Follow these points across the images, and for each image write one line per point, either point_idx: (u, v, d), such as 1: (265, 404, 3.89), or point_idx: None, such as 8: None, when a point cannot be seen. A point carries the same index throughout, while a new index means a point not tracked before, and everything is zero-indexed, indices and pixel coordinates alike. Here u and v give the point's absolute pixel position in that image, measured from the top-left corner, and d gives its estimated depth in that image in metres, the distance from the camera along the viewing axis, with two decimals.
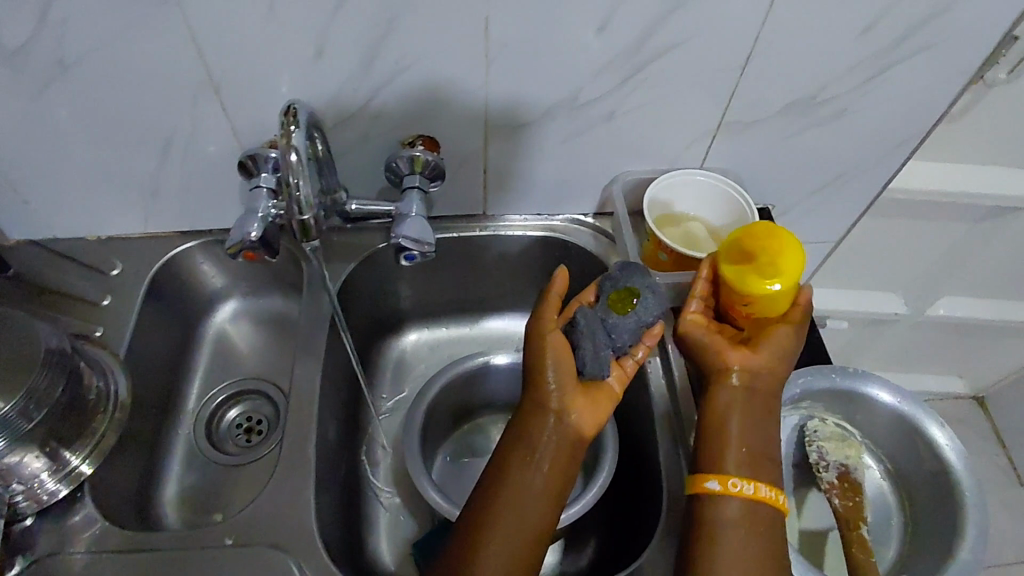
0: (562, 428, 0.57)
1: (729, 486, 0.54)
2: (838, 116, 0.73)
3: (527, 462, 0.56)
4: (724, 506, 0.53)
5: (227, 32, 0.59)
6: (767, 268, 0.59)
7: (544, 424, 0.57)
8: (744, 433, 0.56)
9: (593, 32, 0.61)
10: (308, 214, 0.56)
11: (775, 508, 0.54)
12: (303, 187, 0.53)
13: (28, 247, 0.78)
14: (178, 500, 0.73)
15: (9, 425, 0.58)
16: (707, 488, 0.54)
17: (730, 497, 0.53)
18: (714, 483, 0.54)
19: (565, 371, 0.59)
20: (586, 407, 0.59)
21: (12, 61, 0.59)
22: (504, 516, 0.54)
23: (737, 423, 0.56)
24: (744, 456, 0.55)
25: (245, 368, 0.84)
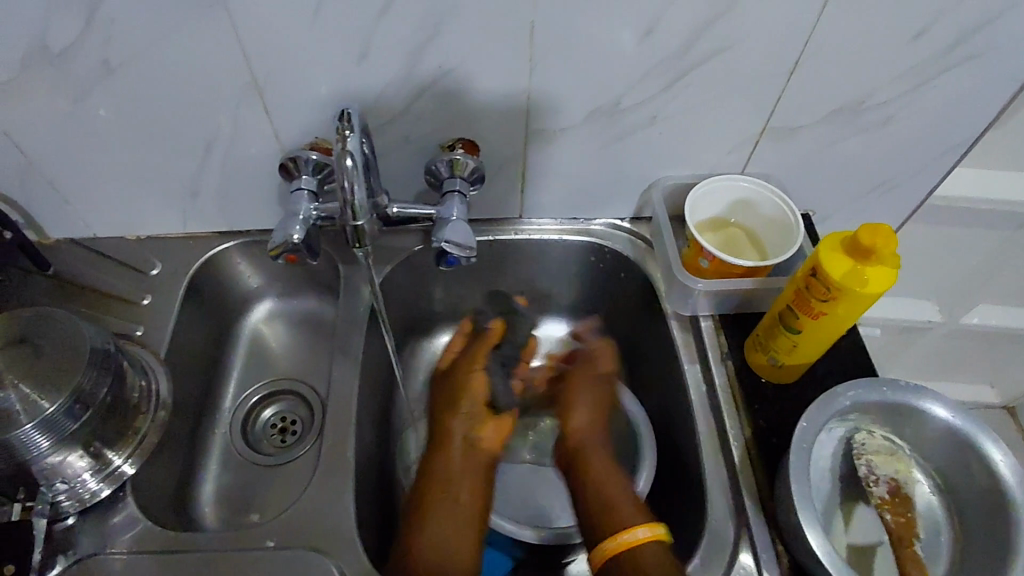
0: (471, 451, 0.61)
1: (627, 535, 0.55)
2: (884, 122, 0.71)
3: (446, 492, 0.58)
4: (647, 551, 0.54)
5: (271, 36, 0.59)
6: (849, 275, 0.53)
7: (452, 455, 0.61)
8: (589, 414, 0.66)
9: (637, 37, 0.60)
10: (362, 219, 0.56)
11: (655, 545, 0.55)
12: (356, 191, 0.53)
13: (68, 246, 0.79)
14: (216, 499, 0.74)
15: (55, 425, 0.58)
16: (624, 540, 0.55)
17: (643, 543, 0.55)
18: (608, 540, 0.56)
19: (475, 400, 0.65)
20: (494, 426, 0.64)
21: (59, 63, 0.60)
22: (432, 531, 0.55)
23: (613, 487, 0.61)
24: (609, 500, 0.60)
25: (279, 368, 0.84)
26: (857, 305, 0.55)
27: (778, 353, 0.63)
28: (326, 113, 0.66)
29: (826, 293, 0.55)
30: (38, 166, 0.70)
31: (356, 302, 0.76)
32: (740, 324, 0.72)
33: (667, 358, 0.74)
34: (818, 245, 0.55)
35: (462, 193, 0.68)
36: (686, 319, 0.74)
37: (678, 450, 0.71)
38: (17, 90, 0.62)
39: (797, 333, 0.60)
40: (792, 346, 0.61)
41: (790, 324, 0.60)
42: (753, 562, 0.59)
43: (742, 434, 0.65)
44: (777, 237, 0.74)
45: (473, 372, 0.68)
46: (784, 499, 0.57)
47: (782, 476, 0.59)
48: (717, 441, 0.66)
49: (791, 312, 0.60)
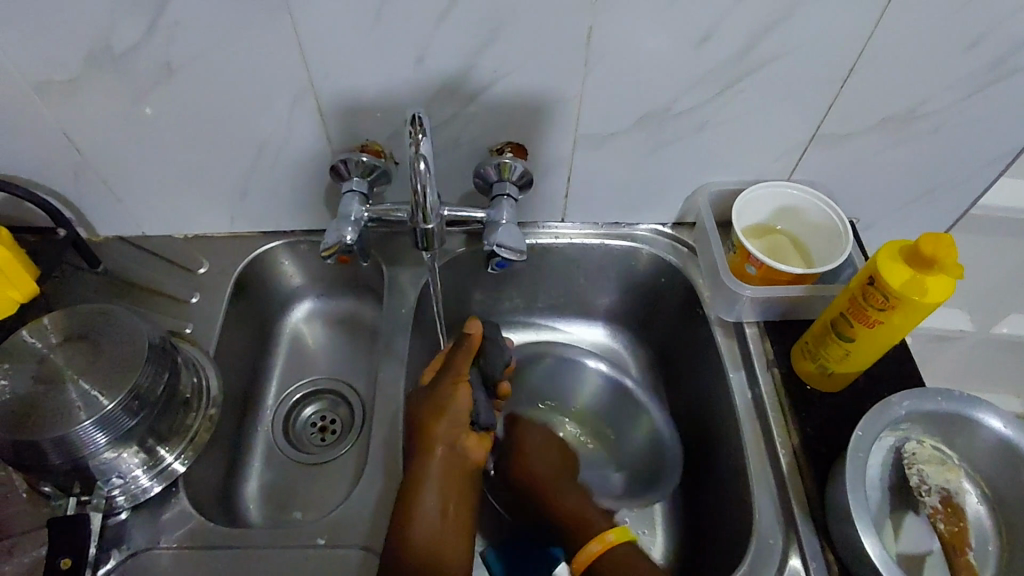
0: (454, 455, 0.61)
1: (605, 540, 0.61)
2: (934, 131, 0.71)
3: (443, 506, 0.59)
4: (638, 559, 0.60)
5: (331, 39, 0.60)
6: (903, 283, 0.53)
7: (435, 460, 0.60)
8: (543, 439, 0.74)
9: (693, 43, 0.61)
10: (431, 221, 0.57)
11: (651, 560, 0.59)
12: (428, 194, 0.54)
13: (117, 243, 0.80)
14: (259, 496, 0.74)
15: (113, 423, 0.59)
16: (606, 541, 0.61)
17: (614, 544, 0.61)
18: (593, 544, 0.61)
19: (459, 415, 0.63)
20: (475, 442, 0.64)
21: (123, 62, 0.61)
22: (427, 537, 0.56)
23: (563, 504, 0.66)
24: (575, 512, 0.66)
25: (319, 367, 0.85)
26: (915, 314, 0.55)
27: (828, 361, 0.63)
28: (378, 115, 0.67)
29: (883, 302, 0.55)
30: (94, 164, 0.71)
31: (400, 304, 0.77)
32: (785, 331, 0.72)
33: (710, 364, 0.74)
34: (877, 253, 0.56)
35: (512, 196, 0.68)
36: (730, 325, 0.74)
37: (721, 456, 0.70)
38: (81, 89, 0.63)
39: (850, 341, 0.60)
40: (844, 354, 0.61)
41: (843, 331, 0.60)
42: (802, 568, 0.59)
43: (790, 442, 0.65)
44: (823, 245, 0.74)
45: (457, 389, 0.64)
46: (836, 507, 0.57)
47: (832, 484, 0.59)
48: (763, 447, 0.66)
49: (844, 322, 0.60)
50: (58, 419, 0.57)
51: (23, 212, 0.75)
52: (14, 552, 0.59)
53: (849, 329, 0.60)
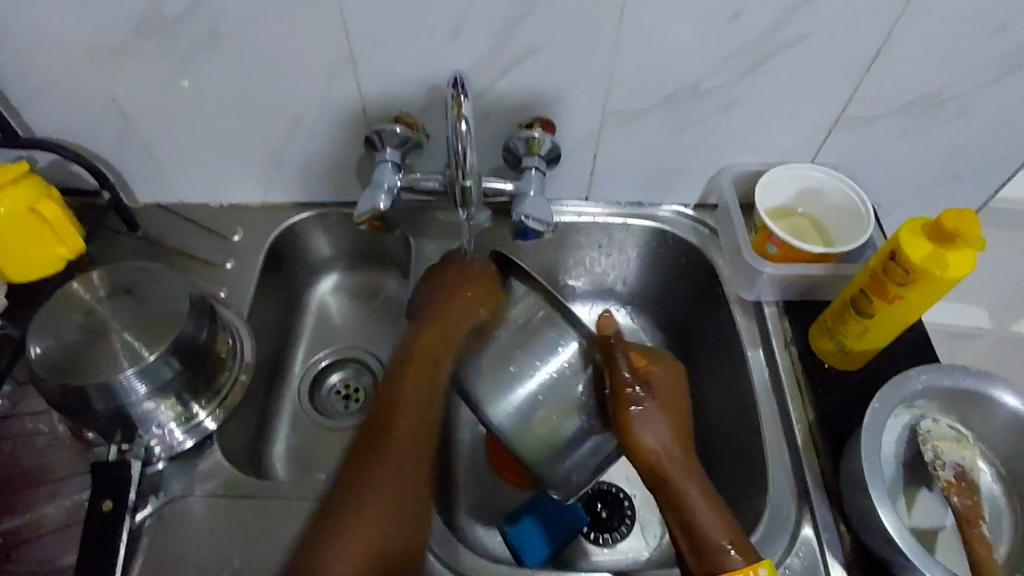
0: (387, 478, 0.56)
1: None
2: (959, 116, 0.71)
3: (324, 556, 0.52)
4: None
5: (372, 10, 0.62)
6: (928, 261, 0.55)
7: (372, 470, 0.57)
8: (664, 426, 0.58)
9: (723, 21, 0.62)
10: (468, 182, 0.59)
11: None
12: (469, 155, 0.56)
13: (155, 210, 0.82)
14: (286, 457, 0.77)
15: (153, 373, 0.61)
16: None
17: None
18: None
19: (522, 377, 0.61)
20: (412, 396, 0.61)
21: (172, 29, 0.63)
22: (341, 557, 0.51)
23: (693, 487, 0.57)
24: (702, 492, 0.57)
25: (344, 337, 0.87)
26: (934, 290, 0.56)
27: (846, 338, 0.65)
28: (413, 88, 0.69)
29: (904, 277, 0.56)
30: (138, 129, 0.73)
31: (427, 275, 0.79)
32: (804, 310, 0.74)
33: (728, 341, 0.76)
34: (898, 230, 0.57)
35: (541, 170, 0.69)
36: (749, 304, 0.75)
37: (735, 432, 0.72)
38: (131, 55, 0.66)
39: (869, 317, 0.61)
40: (862, 330, 0.62)
41: (862, 308, 0.61)
42: (814, 537, 0.60)
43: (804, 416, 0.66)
44: (844, 227, 0.76)
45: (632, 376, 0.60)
46: (850, 478, 0.59)
47: (847, 457, 0.60)
48: (779, 421, 0.67)
49: (863, 300, 0.61)
50: (102, 367, 0.60)
51: (69, 175, 0.78)
52: (57, 494, 0.63)
53: (869, 307, 0.61)
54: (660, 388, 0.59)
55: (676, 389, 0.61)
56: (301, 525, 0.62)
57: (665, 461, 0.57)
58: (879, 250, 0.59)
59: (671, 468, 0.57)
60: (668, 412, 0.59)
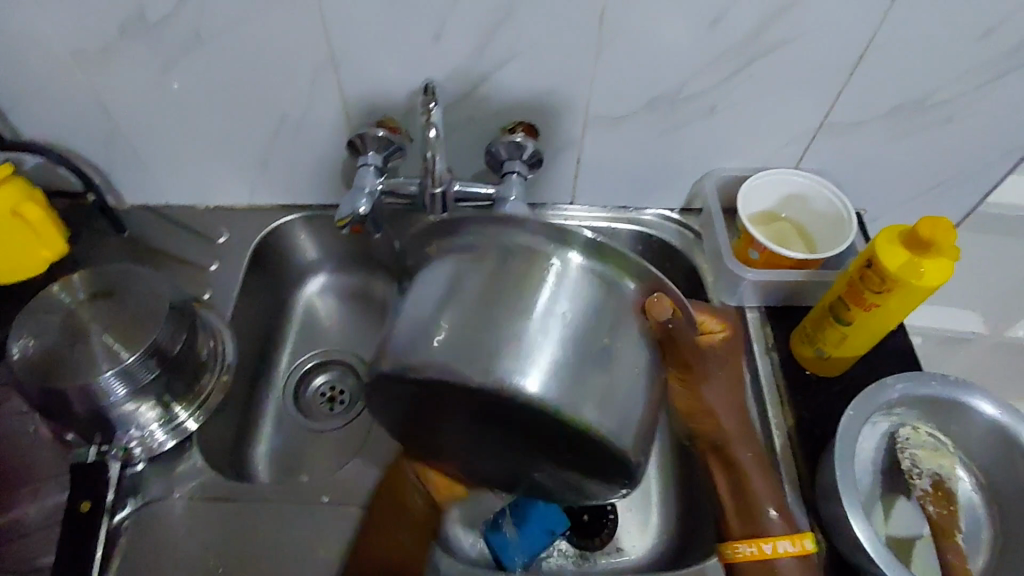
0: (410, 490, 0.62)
1: (765, 549, 0.56)
2: (944, 122, 0.71)
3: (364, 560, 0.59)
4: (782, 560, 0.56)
5: (353, 13, 0.62)
6: (903, 269, 0.54)
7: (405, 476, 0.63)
8: (721, 395, 0.60)
9: (704, 25, 0.62)
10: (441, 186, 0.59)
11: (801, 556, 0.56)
12: (439, 160, 0.57)
13: (142, 211, 0.83)
14: (269, 459, 0.77)
15: (132, 376, 0.61)
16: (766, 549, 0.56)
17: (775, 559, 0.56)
18: (746, 546, 0.57)
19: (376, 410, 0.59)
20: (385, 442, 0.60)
21: (154, 33, 0.64)
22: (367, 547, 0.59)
23: (739, 449, 0.60)
24: (747, 452, 0.60)
25: (331, 339, 0.88)
26: (911, 298, 0.56)
27: (826, 345, 0.64)
28: (395, 91, 0.69)
29: (880, 285, 0.56)
30: (123, 131, 0.74)
31: None
32: (787, 316, 0.74)
33: None
34: (875, 237, 0.57)
35: (521, 175, 0.70)
36: (732, 310, 0.75)
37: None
38: (114, 57, 0.66)
39: (847, 324, 0.61)
40: (841, 338, 0.62)
41: (841, 316, 0.61)
42: None
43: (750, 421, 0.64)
44: (828, 231, 0.75)
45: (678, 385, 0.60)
46: (827, 486, 0.59)
47: (824, 464, 0.60)
48: (760, 428, 0.67)
49: (841, 307, 0.61)
50: (82, 368, 0.60)
51: (56, 176, 0.78)
52: (38, 495, 0.63)
53: (847, 314, 0.60)
54: (721, 356, 0.60)
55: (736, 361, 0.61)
56: (279, 528, 0.62)
57: (713, 428, 0.61)
58: (856, 257, 0.59)
59: (728, 436, 0.60)
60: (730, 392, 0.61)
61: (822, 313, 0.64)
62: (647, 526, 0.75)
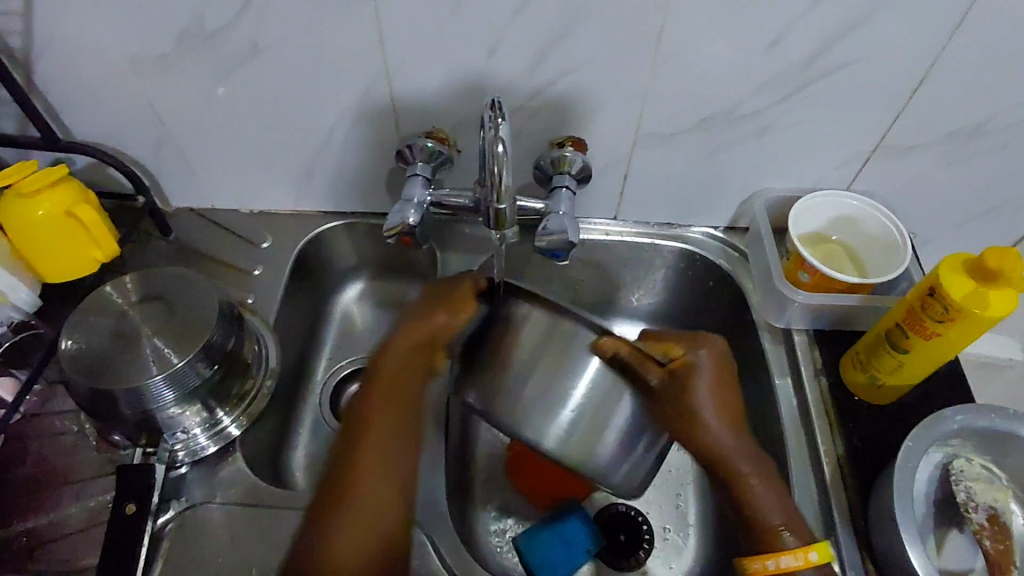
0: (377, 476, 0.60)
1: (767, 562, 0.56)
2: (1007, 146, 0.69)
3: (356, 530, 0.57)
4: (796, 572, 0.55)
5: (410, 26, 0.62)
6: (966, 301, 0.53)
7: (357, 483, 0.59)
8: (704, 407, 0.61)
9: (764, 45, 0.61)
10: (503, 204, 0.58)
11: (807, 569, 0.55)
12: (502, 178, 0.56)
13: (187, 214, 0.84)
14: (306, 463, 0.77)
15: (180, 380, 0.62)
16: (765, 563, 0.56)
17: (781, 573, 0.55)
18: (757, 561, 0.57)
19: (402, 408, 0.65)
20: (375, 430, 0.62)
21: (213, 41, 0.64)
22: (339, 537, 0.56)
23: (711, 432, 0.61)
24: (739, 446, 0.61)
25: (366, 346, 0.87)
26: (974, 329, 0.55)
27: (880, 372, 0.63)
28: (447, 102, 0.69)
29: (943, 314, 0.55)
30: (174, 136, 0.74)
31: None
32: (836, 340, 0.72)
33: (756, 367, 0.74)
34: (938, 265, 0.56)
35: (571, 189, 0.69)
36: (779, 331, 0.74)
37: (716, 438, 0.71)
38: (173, 64, 0.67)
39: (905, 352, 0.60)
40: (897, 365, 0.61)
41: (898, 342, 0.60)
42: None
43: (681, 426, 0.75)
44: (880, 257, 0.74)
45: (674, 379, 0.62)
46: (881, 519, 0.57)
47: (879, 493, 0.59)
48: (807, 454, 0.66)
49: (898, 336, 0.60)
50: (132, 373, 0.61)
51: (105, 179, 0.79)
52: (82, 495, 0.64)
53: (903, 343, 0.60)
54: (695, 369, 0.63)
55: (714, 372, 0.63)
56: None
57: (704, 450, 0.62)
58: (919, 284, 0.58)
59: (724, 461, 0.61)
60: (713, 390, 0.62)
61: (876, 341, 0.63)
62: (684, 549, 0.74)
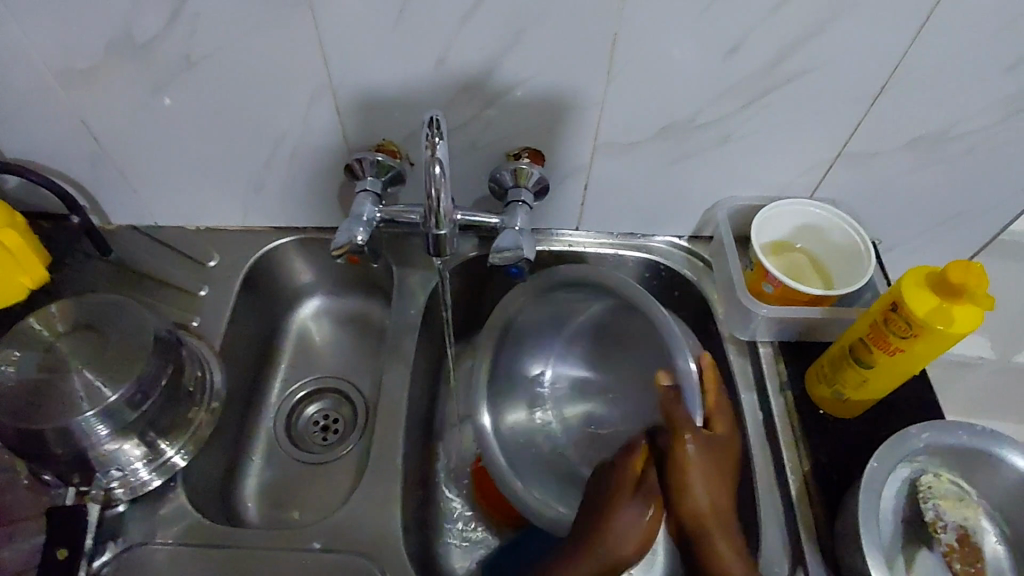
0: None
1: None
2: (970, 152, 0.68)
3: None
4: None
5: (353, 35, 0.59)
6: (924, 318, 0.52)
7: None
8: (705, 486, 0.56)
9: (721, 53, 0.59)
10: (443, 227, 0.56)
11: None
12: (444, 199, 0.53)
13: (129, 232, 0.80)
14: (257, 492, 0.74)
15: (115, 414, 0.59)
16: None
17: None
18: None
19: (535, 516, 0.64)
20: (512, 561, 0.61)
21: (143, 54, 0.61)
22: None
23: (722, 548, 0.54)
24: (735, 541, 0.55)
25: (324, 365, 0.84)
26: (936, 345, 0.53)
27: (845, 387, 0.62)
28: (396, 113, 0.66)
29: (906, 329, 0.54)
30: (110, 152, 0.71)
31: (410, 305, 0.76)
32: (801, 352, 0.71)
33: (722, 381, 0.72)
34: (900, 279, 0.54)
35: (527, 203, 0.66)
36: (744, 344, 0.72)
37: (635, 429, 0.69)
38: (102, 78, 0.63)
39: (868, 367, 0.58)
40: (861, 380, 0.60)
41: (862, 358, 0.58)
42: None
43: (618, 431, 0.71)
44: (844, 267, 0.72)
45: (681, 447, 0.57)
46: (846, 540, 0.56)
47: (844, 512, 0.57)
48: (770, 469, 0.64)
49: (862, 351, 0.58)
50: (60, 410, 0.57)
51: (39, 197, 0.75)
52: (14, 537, 0.60)
53: (867, 358, 0.58)
54: (705, 471, 0.56)
55: (710, 458, 0.57)
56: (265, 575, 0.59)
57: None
58: (882, 297, 0.57)
59: None
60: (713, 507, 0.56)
61: (840, 355, 0.61)
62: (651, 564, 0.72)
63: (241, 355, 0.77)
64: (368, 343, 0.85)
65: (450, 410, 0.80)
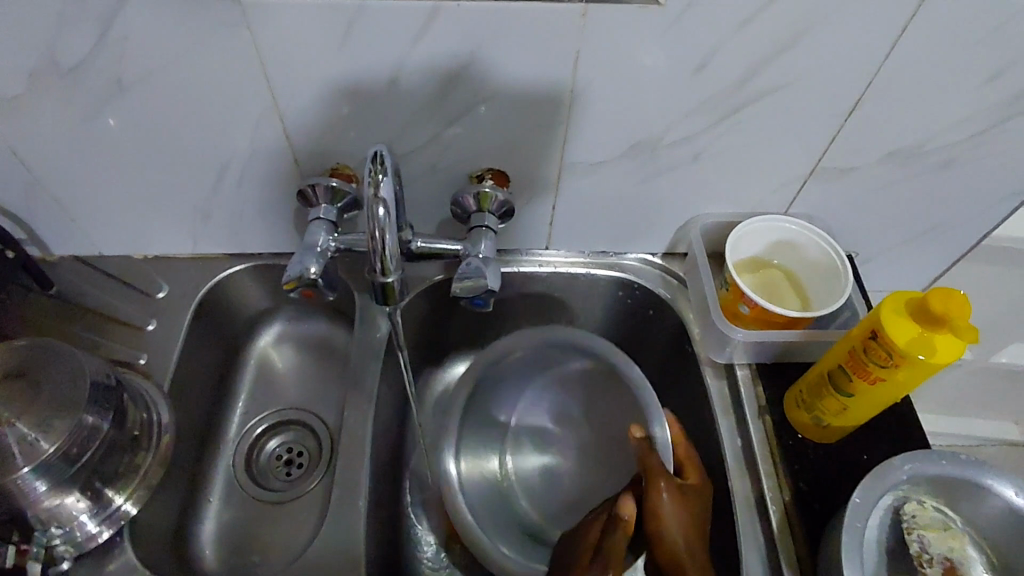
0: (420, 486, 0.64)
1: None
2: (946, 164, 0.66)
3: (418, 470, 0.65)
4: None
5: (298, 57, 0.55)
6: (902, 347, 0.50)
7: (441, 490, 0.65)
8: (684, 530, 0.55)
9: (688, 71, 0.56)
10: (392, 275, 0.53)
11: None
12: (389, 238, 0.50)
13: (72, 263, 0.75)
14: (216, 538, 0.69)
15: (51, 467, 0.55)
16: None
17: None
18: None
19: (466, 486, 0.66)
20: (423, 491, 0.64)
21: (70, 80, 0.56)
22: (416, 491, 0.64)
23: None
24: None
25: (285, 395, 0.80)
26: (918, 374, 0.51)
27: (824, 414, 0.60)
28: (350, 135, 0.63)
29: (887, 359, 0.51)
30: (43, 182, 0.66)
31: (372, 334, 0.72)
32: (778, 373, 0.68)
33: (699, 405, 0.70)
34: (879, 306, 0.52)
35: (491, 227, 0.63)
36: (721, 366, 0.70)
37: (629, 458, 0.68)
38: (28, 107, 0.58)
39: (848, 396, 0.56)
40: (841, 408, 0.57)
41: (841, 385, 0.56)
42: None
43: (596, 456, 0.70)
44: (820, 283, 0.70)
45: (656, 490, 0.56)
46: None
47: (827, 547, 0.55)
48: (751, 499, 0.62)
49: (841, 380, 0.56)
50: None
51: None
52: None
53: (847, 387, 0.56)
54: (687, 514, 0.56)
55: (694, 502, 0.57)
56: None
57: None
58: (861, 323, 0.55)
59: None
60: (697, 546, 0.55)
61: (818, 382, 0.59)
62: None
63: (194, 392, 0.72)
64: (333, 370, 0.81)
65: (418, 437, 0.76)
